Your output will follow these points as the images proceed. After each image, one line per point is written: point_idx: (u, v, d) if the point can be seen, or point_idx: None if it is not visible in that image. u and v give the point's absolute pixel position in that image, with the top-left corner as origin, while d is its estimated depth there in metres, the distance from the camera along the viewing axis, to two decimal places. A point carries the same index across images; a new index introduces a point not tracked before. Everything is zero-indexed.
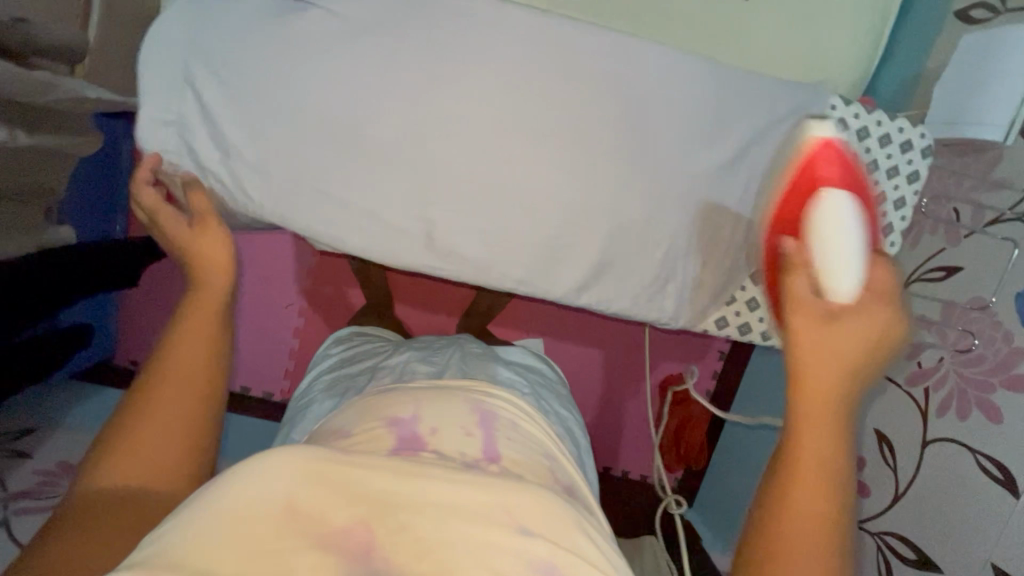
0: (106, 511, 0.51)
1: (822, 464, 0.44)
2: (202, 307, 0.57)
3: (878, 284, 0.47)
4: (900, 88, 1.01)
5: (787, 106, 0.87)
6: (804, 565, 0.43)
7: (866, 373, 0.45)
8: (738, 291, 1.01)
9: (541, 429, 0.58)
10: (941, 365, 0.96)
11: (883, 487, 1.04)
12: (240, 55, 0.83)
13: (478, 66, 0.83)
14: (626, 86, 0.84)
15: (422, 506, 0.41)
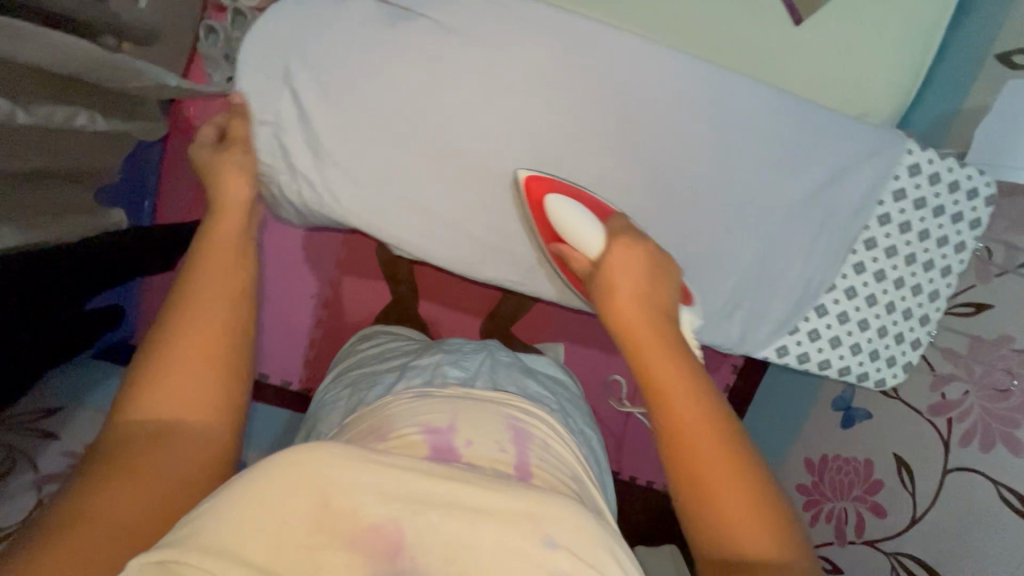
0: (146, 443, 0.51)
1: (683, 386, 0.52)
2: (220, 261, 0.61)
3: (621, 256, 0.63)
4: (939, 128, 1.08)
5: (865, 151, 0.97)
6: (715, 483, 0.49)
7: (665, 307, 0.59)
8: (802, 321, 1.05)
9: (571, 453, 0.60)
10: (965, 399, 0.96)
11: (901, 508, 1.01)
12: (341, 58, 0.87)
13: (574, 85, 0.91)
14: (700, 109, 0.92)
15: (459, 511, 0.40)
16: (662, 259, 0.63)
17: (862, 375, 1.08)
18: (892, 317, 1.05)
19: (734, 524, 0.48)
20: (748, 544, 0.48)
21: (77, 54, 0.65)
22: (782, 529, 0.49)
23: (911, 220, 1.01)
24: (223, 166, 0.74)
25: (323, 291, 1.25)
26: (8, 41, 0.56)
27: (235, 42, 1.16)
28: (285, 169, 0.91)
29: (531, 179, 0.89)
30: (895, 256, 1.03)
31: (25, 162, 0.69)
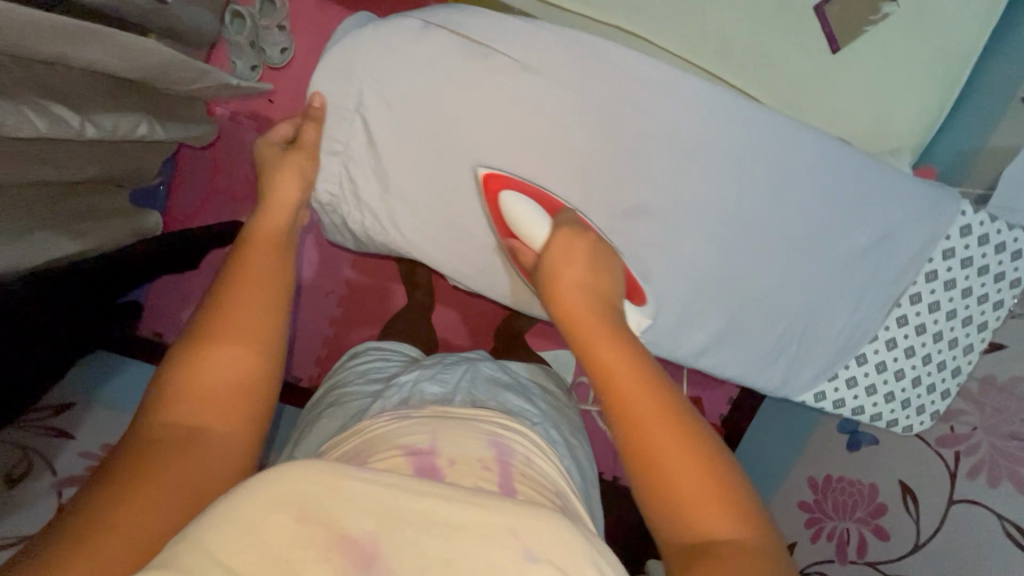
0: (170, 447, 0.48)
1: (627, 362, 0.53)
2: (257, 270, 0.62)
3: (564, 250, 0.69)
4: (957, 161, 1.04)
5: (922, 209, 0.93)
6: (665, 455, 0.48)
7: (605, 295, 0.63)
8: (842, 367, 1.01)
9: (556, 470, 0.53)
10: (974, 435, 0.98)
11: (906, 534, 0.97)
12: (385, 68, 0.82)
13: (636, 101, 0.85)
14: (766, 142, 0.87)
15: (429, 523, 0.34)
16: (601, 249, 0.70)
17: (892, 420, 1.01)
18: (926, 369, 0.99)
19: (688, 495, 0.47)
20: (701, 516, 0.46)
21: (150, 61, 0.65)
22: (735, 498, 0.47)
23: (955, 277, 0.96)
24: (276, 186, 0.77)
25: (338, 289, 1.27)
26: (91, 47, 0.56)
27: (262, 29, 1.12)
28: (351, 199, 0.90)
29: (489, 176, 0.84)
30: (937, 310, 0.97)
31: (77, 172, 0.71)
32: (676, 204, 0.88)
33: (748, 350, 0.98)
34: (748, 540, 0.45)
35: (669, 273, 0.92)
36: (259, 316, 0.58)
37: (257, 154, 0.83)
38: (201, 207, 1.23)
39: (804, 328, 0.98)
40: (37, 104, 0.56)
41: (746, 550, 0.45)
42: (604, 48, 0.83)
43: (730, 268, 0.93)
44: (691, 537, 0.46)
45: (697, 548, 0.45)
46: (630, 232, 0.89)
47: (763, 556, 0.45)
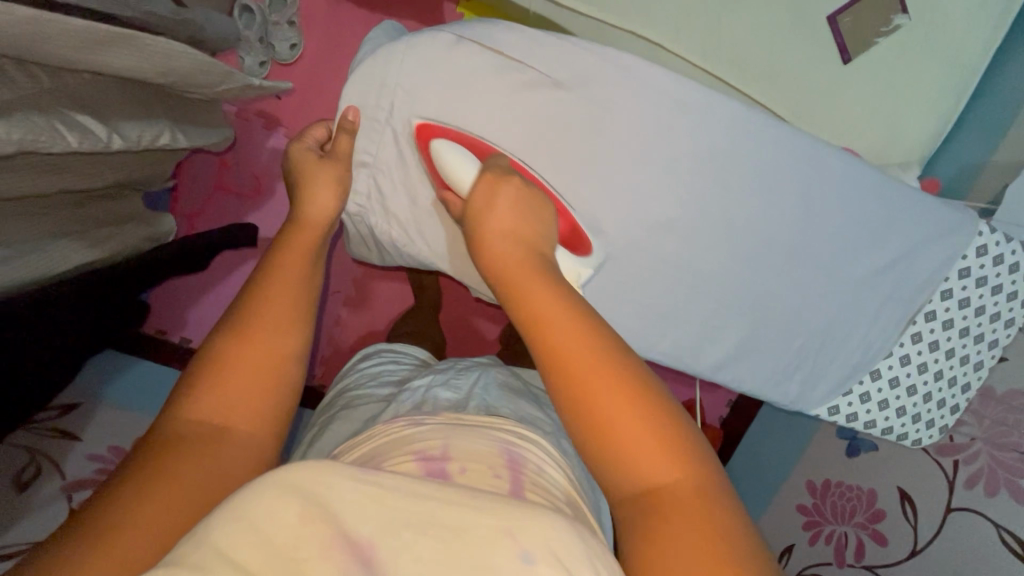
0: (193, 443, 0.47)
1: (556, 307, 0.49)
2: (290, 278, 0.60)
3: (485, 197, 0.64)
4: (960, 176, 1.05)
5: (943, 227, 0.89)
6: (599, 393, 0.44)
7: (532, 242, 0.59)
8: (856, 382, 0.98)
9: (568, 480, 0.54)
10: (973, 444, 1.00)
11: (902, 540, 0.99)
12: (400, 75, 0.82)
13: (642, 102, 0.81)
14: (781, 149, 0.83)
15: (428, 524, 0.33)
16: (532, 194, 0.65)
17: (902, 434, 0.98)
18: (937, 386, 0.96)
19: (630, 445, 0.43)
20: (647, 466, 0.42)
21: (175, 71, 0.66)
22: (682, 444, 0.43)
23: (970, 295, 0.93)
24: (310, 195, 0.73)
25: (344, 288, 1.28)
26: (122, 56, 0.57)
27: (272, 25, 1.15)
28: (378, 209, 0.90)
29: (422, 126, 0.82)
30: (950, 327, 0.94)
31: (99, 181, 0.74)
32: (703, 221, 0.85)
33: (765, 366, 0.96)
34: (698, 487, 0.41)
35: (676, 285, 0.90)
36: (285, 316, 0.56)
37: (290, 156, 0.79)
38: (206, 205, 1.23)
39: (820, 343, 0.94)
40: (68, 118, 0.58)
41: (697, 499, 0.41)
42: (632, 60, 0.79)
43: (736, 287, 0.90)
44: (637, 489, 0.42)
45: (643, 501, 0.41)
46: (662, 247, 0.87)
47: (715, 502, 0.41)
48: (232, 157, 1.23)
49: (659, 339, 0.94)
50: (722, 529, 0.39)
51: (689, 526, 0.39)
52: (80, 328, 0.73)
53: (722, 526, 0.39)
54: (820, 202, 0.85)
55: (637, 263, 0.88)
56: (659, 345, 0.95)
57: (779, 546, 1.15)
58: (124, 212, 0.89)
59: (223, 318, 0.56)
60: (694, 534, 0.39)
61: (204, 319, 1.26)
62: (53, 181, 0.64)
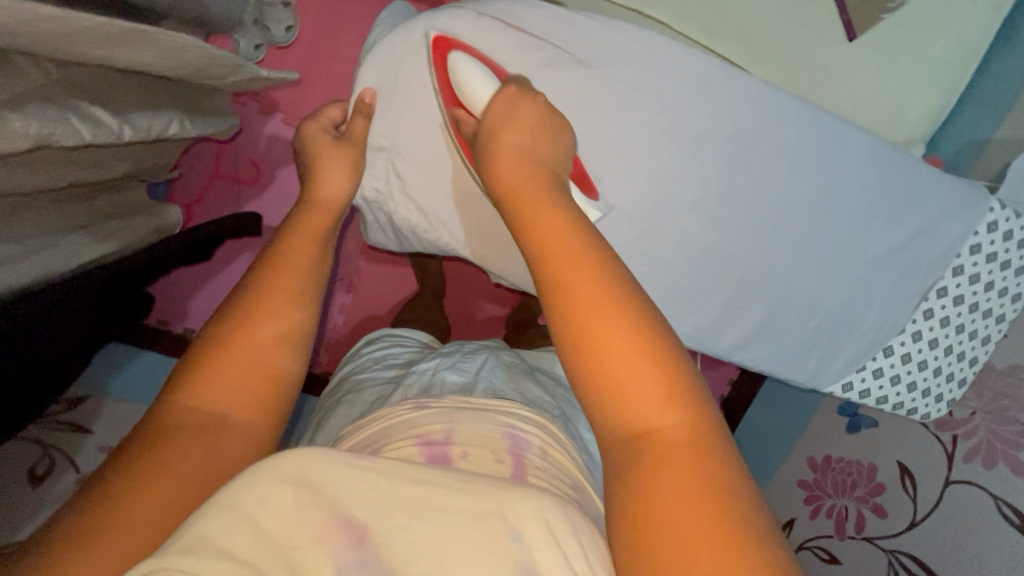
0: (191, 432, 0.45)
1: (568, 238, 0.47)
2: (302, 259, 0.56)
3: (503, 109, 0.61)
4: (962, 154, 1.05)
5: (955, 203, 0.89)
6: (597, 326, 0.43)
7: (546, 172, 0.56)
8: (869, 359, 0.97)
9: (574, 464, 0.55)
10: (971, 420, 1.03)
11: (901, 512, 1.03)
12: (399, 52, 0.75)
13: (654, 84, 0.78)
14: (794, 129, 0.81)
15: (421, 509, 0.34)
16: (550, 117, 0.61)
17: (911, 409, 0.99)
18: (948, 360, 0.96)
19: (630, 383, 0.41)
20: (644, 408, 0.41)
21: (186, 61, 0.65)
22: (685, 389, 0.42)
23: (981, 272, 0.92)
24: (324, 178, 0.66)
25: (348, 277, 1.29)
26: (135, 48, 0.57)
27: (266, 6, 1.11)
28: (398, 195, 0.82)
29: (438, 39, 0.72)
30: (961, 303, 0.94)
31: (109, 173, 0.74)
32: (725, 201, 0.83)
33: (780, 344, 0.93)
34: (696, 436, 0.40)
35: (688, 269, 0.86)
36: (294, 292, 0.53)
37: (302, 138, 0.72)
38: (206, 192, 1.23)
39: (835, 323, 0.93)
40: (81, 110, 0.57)
41: (690, 447, 0.39)
42: (654, 37, 0.77)
43: (746, 267, 0.87)
44: (631, 431, 0.41)
45: (636, 445, 0.40)
46: (682, 227, 0.84)
47: (708, 451, 0.39)
48: (231, 145, 1.22)
49: (679, 321, 0.90)
50: (709, 480, 0.38)
51: (679, 472, 0.38)
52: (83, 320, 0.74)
53: (713, 474, 0.38)
54: (838, 183, 0.85)
55: (661, 247, 0.85)
56: (679, 327, 0.90)
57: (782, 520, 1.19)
58: (131, 204, 0.89)
59: (231, 294, 0.53)
60: (686, 487, 0.37)
61: (206, 308, 1.25)
62: (65, 173, 0.63)
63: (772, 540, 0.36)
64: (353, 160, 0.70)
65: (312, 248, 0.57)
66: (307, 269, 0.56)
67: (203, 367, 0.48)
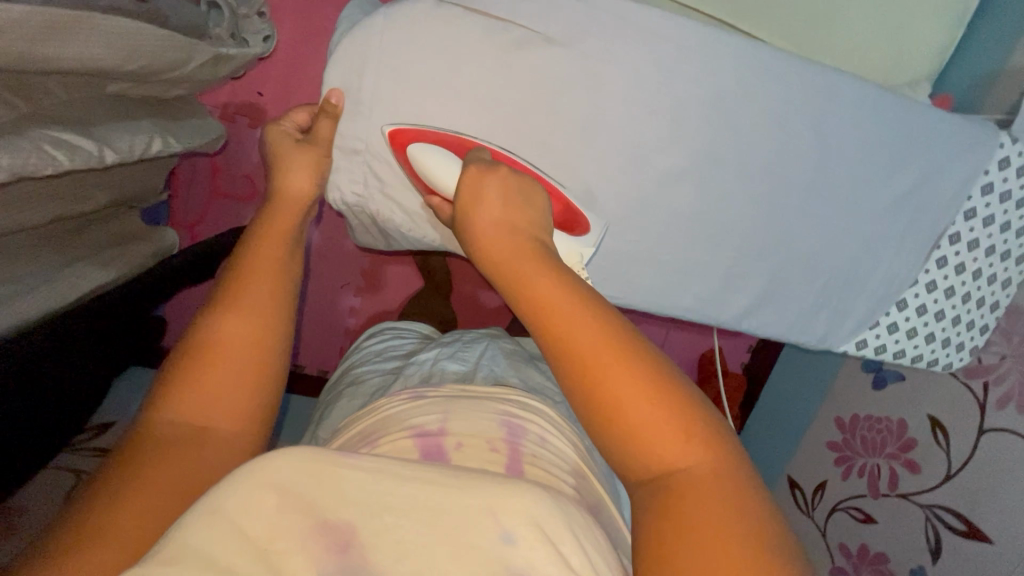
0: (179, 445, 0.44)
1: (564, 295, 0.43)
2: (267, 260, 0.55)
3: (472, 187, 0.54)
4: (971, 89, 1.00)
5: (965, 142, 0.84)
6: (610, 382, 0.40)
7: (527, 224, 0.51)
8: (882, 315, 0.95)
9: (570, 447, 0.56)
10: (1002, 364, 1.01)
11: (933, 468, 1.07)
12: (357, 48, 0.71)
13: (631, 52, 0.72)
14: (785, 86, 0.77)
15: (407, 510, 0.34)
16: (522, 179, 0.55)
17: (933, 361, 0.98)
18: (966, 308, 0.94)
19: (649, 434, 0.39)
20: (666, 451, 0.38)
21: (140, 48, 0.63)
22: (704, 425, 0.39)
23: (994, 213, 0.89)
24: (287, 180, 0.65)
25: (353, 280, 1.27)
26: (84, 41, 0.55)
27: (241, 18, 1.06)
28: (378, 196, 0.80)
29: (395, 132, 0.72)
30: (975, 248, 0.91)
31: (91, 203, 0.74)
32: (716, 167, 0.80)
33: (788, 308, 0.92)
34: (718, 470, 0.38)
35: (686, 243, 0.84)
36: (257, 298, 0.52)
37: (266, 142, 0.70)
38: (206, 210, 1.24)
39: (845, 279, 0.91)
40: (58, 139, 0.57)
41: (717, 482, 0.37)
42: (622, 3, 0.71)
43: (747, 233, 0.85)
44: (651, 475, 0.39)
45: (657, 485, 0.38)
46: (674, 199, 0.81)
47: (733, 479, 0.38)
48: (223, 159, 1.21)
49: (680, 293, 0.89)
50: (741, 517, 0.36)
51: (708, 511, 0.36)
52: (98, 352, 0.75)
53: (741, 509, 0.36)
54: (835, 138, 0.81)
55: (653, 221, 0.82)
56: (682, 300, 0.89)
57: (813, 485, 1.27)
58: (127, 227, 0.89)
59: (204, 302, 0.52)
60: (709, 521, 0.36)
61: None
62: (44, 211, 0.63)
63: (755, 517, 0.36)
64: (321, 165, 0.69)
65: (280, 253, 0.56)
66: (282, 279, 0.54)
67: (179, 378, 0.47)
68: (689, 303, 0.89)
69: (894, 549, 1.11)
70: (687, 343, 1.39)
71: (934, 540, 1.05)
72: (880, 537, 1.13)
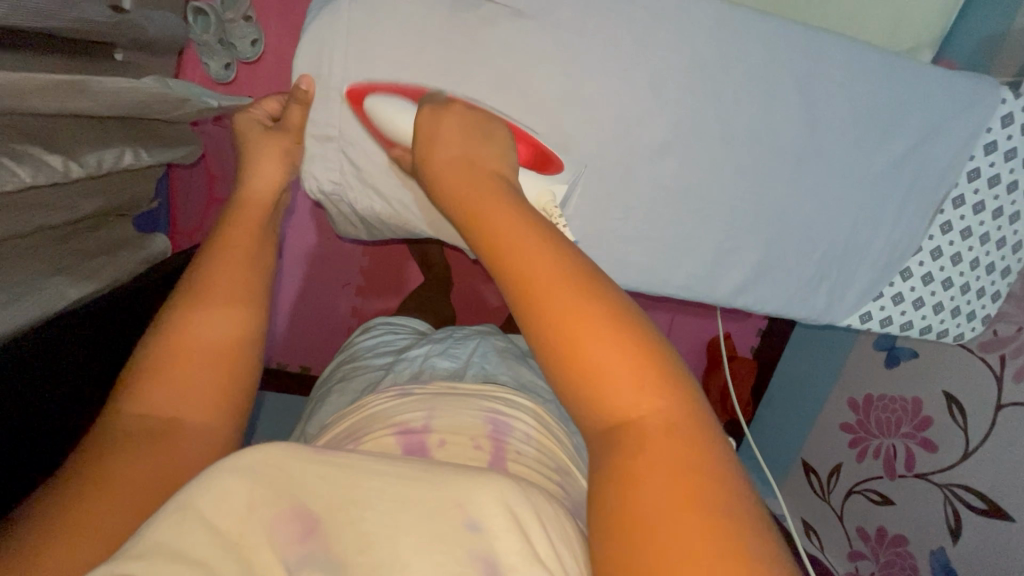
0: (149, 441, 0.44)
1: (525, 232, 0.42)
2: (236, 254, 0.55)
3: (427, 127, 0.56)
4: (977, 50, 0.96)
5: (963, 100, 0.82)
6: (567, 318, 0.38)
7: (489, 168, 0.51)
8: (886, 286, 0.94)
9: (556, 443, 0.55)
10: (1019, 335, 0.97)
11: (949, 445, 1.04)
12: (326, 29, 0.68)
13: (610, 24, 0.70)
14: (772, 53, 0.75)
15: (380, 503, 0.32)
16: (479, 117, 0.56)
17: (942, 331, 0.97)
18: (976, 274, 0.94)
19: (607, 375, 0.37)
20: (622, 398, 0.36)
21: (126, 100, 0.64)
22: (661, 372, 0.37)
23: (1001, 172, 0.87)
24: (258, 168, 0.64)
25: (352, 280, 1.26)
26: (72, 98, 0.57)
27: (227, 23, 0.99)
28: (357, 185, 0.79)
29: (351, 91, 0.71)
30: (981, 210, 0.90)
31: (78, 211, 0.70)
32: (701, 139, 0.78)
33: (786, 284, 0.90)
34: (676, 421, 0.36)
35: (675, 220, 0.82)
36: (232, 292, 0.52)
37: (235, 129, 0.69)
38: (203, 221, 1.22)
39: (843, 251, 0.89)
40: (17, 152, 0.55)
41: (673, 431, 0.35)
42: None
43: (739, 207, 0.82)
44: (608, 423, 0.37)
45: (616, 437, 0.36)
46: (660, 174, 0.79)
47: (690, 430, 0.36)
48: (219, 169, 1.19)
49: (672, 272, 0.86)
50: (695, 467, 0.34)
51: (665, 463, 0.34)
52: (89, 359, 0.72)
53: (694, 461, 0.34)
54: (824, 102, 0.78)
55: (639, 199, 0.80)
56: (674, 278, 0.87)
57: (827, 468, 1.24)
58: (125, 234, 0.84)
59: (170, 298, 0.52)
60: (666, 475, 0.34)
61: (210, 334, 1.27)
62: (21, 222, 0.60)
63: (728, 483, 0.34)
64: (289, 150, 0.68)
65: (250, 248, 0.56)
66: (250, 272, 0.55)
67: (148, 374, 0.47)
68: (681, 282, 0.87)
69: (911, 531, 1.08)
70: (692, 330, 1.36)
71: (955, 521, 1.01)
72: (898, 518, 1.10)
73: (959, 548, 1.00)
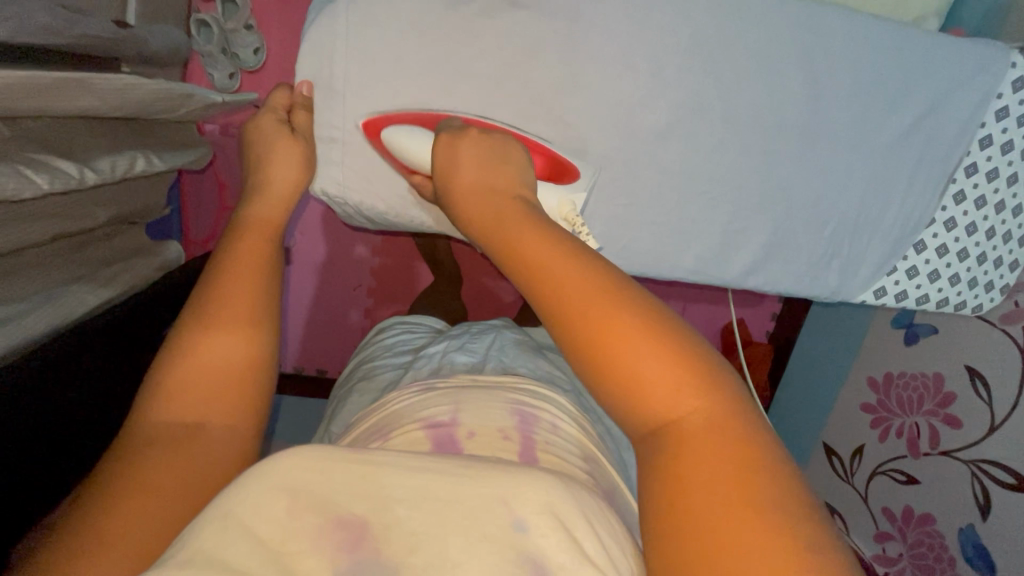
0: (175, 451, 0.45)
1: (552, 251, 0.42)
2: (250, 261, 0.54)
3: (445, 156, 0.56)
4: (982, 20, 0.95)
5: (974, 67, 0.81)
6: (604, 331, 0.38)
7: (505, 189, 0.51)
8: (899, 260, 0.92)
9: (581, 431, 0.55)
10: None
11: (974, 420, 1.02)
12: (328, 29, 0.68)
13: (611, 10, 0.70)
14: (776, 30, 0.74)
15: (421, 499, 0.32)
16: (494, 142, 0.56)
17: (959, 303, 0.96)
18: (992, 245, 0.93)
19: (645, 382, 0.37)
20: (662, 403, 0.37)
21: (131, 98, 0.64)
22: (699, 373, 0.37)
23: (1014, 137, 0.87)
24: (273, 173, 0.64)
25: (363, 281, 1.26)
26: (76, 96, 0.57)
27: (230, 34, 0.99)
28: (364, 186, 0.78)
29: (367, 123, 0.72)
30: (995, 178, 0.89)
31: (91, 220, 0.71)
32: (702, 120, 0.77)
33: (798, 262, 0.89)
34: (719, 420, 0.36)
35: (682, 203, 0.82)
36: (249, 301, 0.52)
37: (247, 131, 0.69)
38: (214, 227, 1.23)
39: (853, 226, 0.88)
40: (32, 160, 0.56)
41: (719, 429, 0.36)
42: None
43: (746, 188, 0.82)
44: (651, 427, 0.37)
45: (658, 439, 0.36)
46: (664, 157, 0.78)
47: (732, 429, 0.36)
48: (227, 174, 1.19)
49: (680, 256, 0.86)
50: (742, 463, 0.34)
51: (710, 457, 0.35)
52: (126, 367, 0.71)
53: (747, 451, 0.35)
54: (825, 76, 0.78)
55: (645, 184, 0.80)
56: (683, 262, 0.86)
57: (849, 449, 1.23)
58: (139, 242, 0.85)
59: (189, 306, 0.52)
60: (717, 469, 0.34)
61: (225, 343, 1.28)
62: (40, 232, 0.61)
63: (779, 471, 0.34)
64: (302, 155, 0.68)
65: (265, 255, 0.56)
66: (265, 278, 0.54)
67: (171, 384, 0.48)
68: (691, 266, 0.87)
69: (938, 508, 1.06)
70: (705, 316, 1.35)
71: (983, 496, 1.00)
72: (923, 496, 1.09)
73: (989, 524, 0.99)
